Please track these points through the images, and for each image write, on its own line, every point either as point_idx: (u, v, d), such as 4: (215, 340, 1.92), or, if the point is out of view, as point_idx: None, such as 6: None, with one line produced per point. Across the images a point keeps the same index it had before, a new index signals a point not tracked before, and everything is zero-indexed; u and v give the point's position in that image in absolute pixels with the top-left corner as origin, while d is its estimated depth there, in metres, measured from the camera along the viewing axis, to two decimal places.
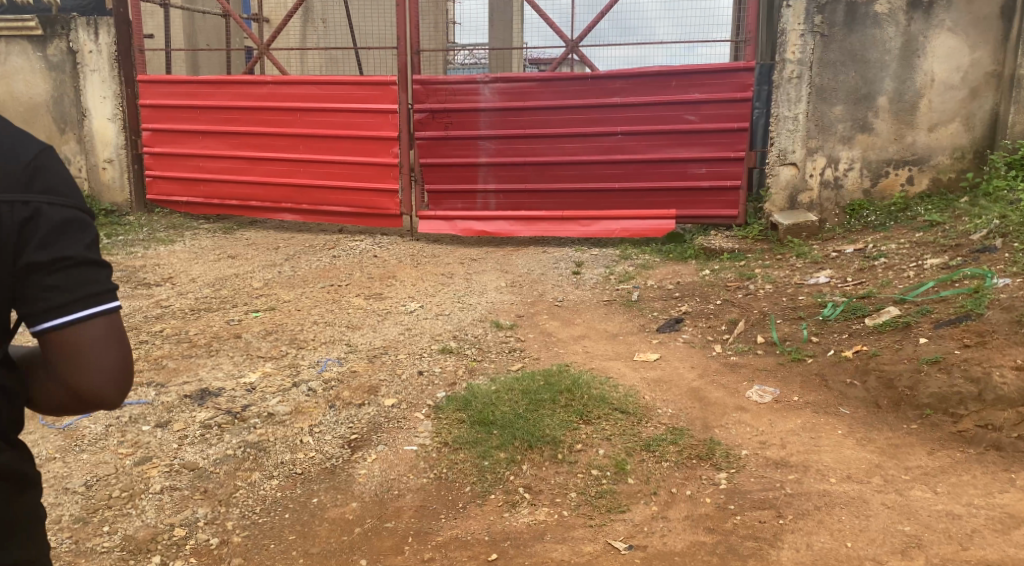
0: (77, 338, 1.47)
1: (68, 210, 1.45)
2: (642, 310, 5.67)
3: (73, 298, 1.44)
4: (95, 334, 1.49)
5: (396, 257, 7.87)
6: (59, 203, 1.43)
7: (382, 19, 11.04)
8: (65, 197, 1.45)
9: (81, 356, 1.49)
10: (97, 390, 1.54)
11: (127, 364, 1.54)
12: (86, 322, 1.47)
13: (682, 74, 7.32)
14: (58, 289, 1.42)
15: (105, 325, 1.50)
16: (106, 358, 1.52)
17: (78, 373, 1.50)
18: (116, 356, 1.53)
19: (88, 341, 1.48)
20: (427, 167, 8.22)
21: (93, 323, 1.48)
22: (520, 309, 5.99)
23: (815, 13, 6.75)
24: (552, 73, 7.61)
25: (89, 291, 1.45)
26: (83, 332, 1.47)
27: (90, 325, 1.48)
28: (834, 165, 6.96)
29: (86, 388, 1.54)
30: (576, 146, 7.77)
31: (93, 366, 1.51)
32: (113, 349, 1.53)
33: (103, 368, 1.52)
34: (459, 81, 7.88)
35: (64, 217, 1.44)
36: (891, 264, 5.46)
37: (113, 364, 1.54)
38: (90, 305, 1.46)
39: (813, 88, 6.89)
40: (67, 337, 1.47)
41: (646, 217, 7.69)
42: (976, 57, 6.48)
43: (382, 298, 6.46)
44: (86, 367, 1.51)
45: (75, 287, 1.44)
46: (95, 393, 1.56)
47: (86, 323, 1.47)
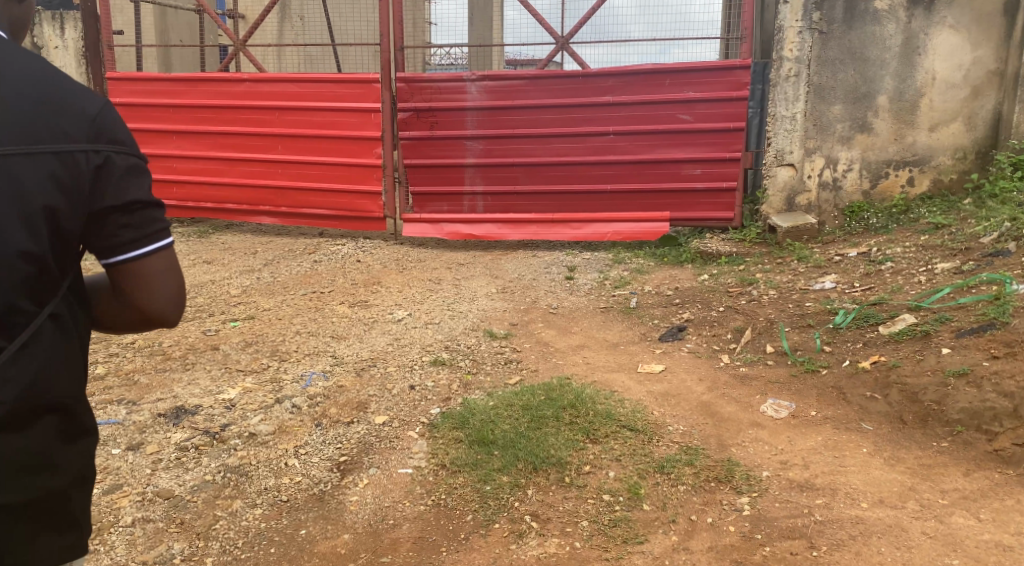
0: (145, 270, 1.54)
1: (131, 156, 1.49)
2: (642, 317, 5.43)
3: (141, 238, 1.51)
4: (159, 267, 1.56)
5: (380, 261, 7.56)
6: (125, 151, 1.47)
7: (361, 15, 10.71)
8: (130, 148, 1.48)
9: (148, 285, 1.56)
10: (157, 316, 1.62)
11: (186, 294, 1.63)
12: (150, 258, 1.54)
13: (676, 72, 7.09)
14: (128, 228, 1.49)
15: (167, 259, 1.57)
16: (168, 288, 1.59)
17: (145, 301, 1.58)
18: (177, 286, 1.61)
19: (154, 272, 1.56)
20: (412, 168, 7.93)
21: (157, 259, 1.55)
22: (514, 317, 5.72)
23: (813, 9, 6.55)
24: (541, 71, 7.35)
25: (153, 228, 1.52)
26: (148, 265, 1.54)
27: (155, 260, 1.55)
28: (833, 166, 6.77)
29: (148, 312, 1.61)
30: (567, 146, 7.52)
31: (157, 294, 1.59)
32: (174, 278, 1.60)
33: (168, 297, 1.59)
34: (445, 79, 7.60)
35: (128, 162, 1.48)
36: (899, 269, 5.27)
37: (172, 291, 1.62)
38: (154, 243, 1.54)
39: (811, 87, 6.69)
40: (134, 270, 1.53)
41: (640, 219, 7.45)
42: (978, 55, 6.34)
43: (368, 305, 6.16)
44: (152, 297, 1.58)
45: (142, 226, 1.50)
46: (151, 319, 1.63)
47: (151, 260, 1.54)
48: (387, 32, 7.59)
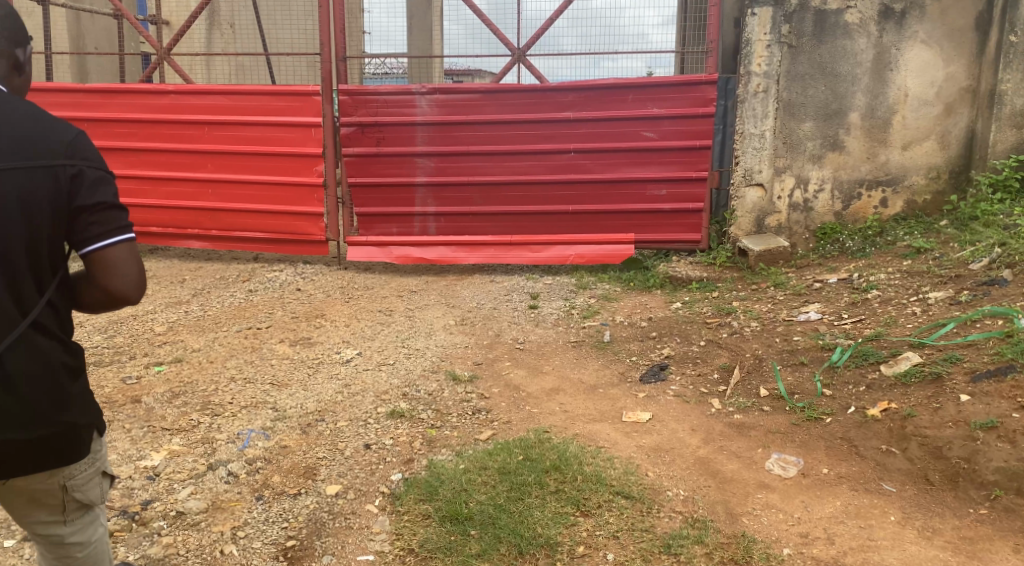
0: (109, 258, 1.97)
1: (98, 170, 1.94)
2: (618, 354, 4.98)
3: (107, 231, 1.95)
4: (122, 254, 1.98)
5: (323, 290, 6.95)
6: (93, 166, 1.93)
7: (295, 22, 10.02)
8: (100, 163, 1.95)
9: (110, 270, 1.98)
10: (122, 298, 2.02)
11: (145, 277, 2.03)
12: (116, 247, 1.97)
13: (639, 87, 6.71)
14: (95, 224, 1.94)
15: (128, 249, 2.00)
16: (128, 272, 2.00)
17: (109, 282, 1.98)
18: (137, 271, 2.02)
19: (117, 260, 1.98)
20: (357, 188, 7.34)
21: (119, 247, 1.98)
22: (476, 355, 5.20)
23: (782, 22, 6.27)
24: (496, 84, 6.89)
25: (115, 225, 1.96)
26: (112, 253, 1.97)
27: (119, 249, 1.98)
28: (803, 186, 6.47)
29: (114, 292, 2.01)
30: (524, 164, 7.07)
31: (119, 278, 1.99)
32: (135, 266, 2.02)
33: (129, 277, 2.00)
34: (392, 92, 7.06)
35: (96, 175, 1.94)
36: (887, 298, 4.96)
37: (135, 278, 2.03)
38: (117, 236, 1.97)
39: (781, 103, 6.40)
40: (101, 258, 1.96)
41: (602, 241, 7.04)
42: (950, 71, 6.09)
43: (311, 344, 5.55)
44: (115, 278, 1.98)
45: (106, 222, 1.95)
46: (117, 301, 2.03)
47: (116, 249, 1.97)
48: (327, 41, 7.02)
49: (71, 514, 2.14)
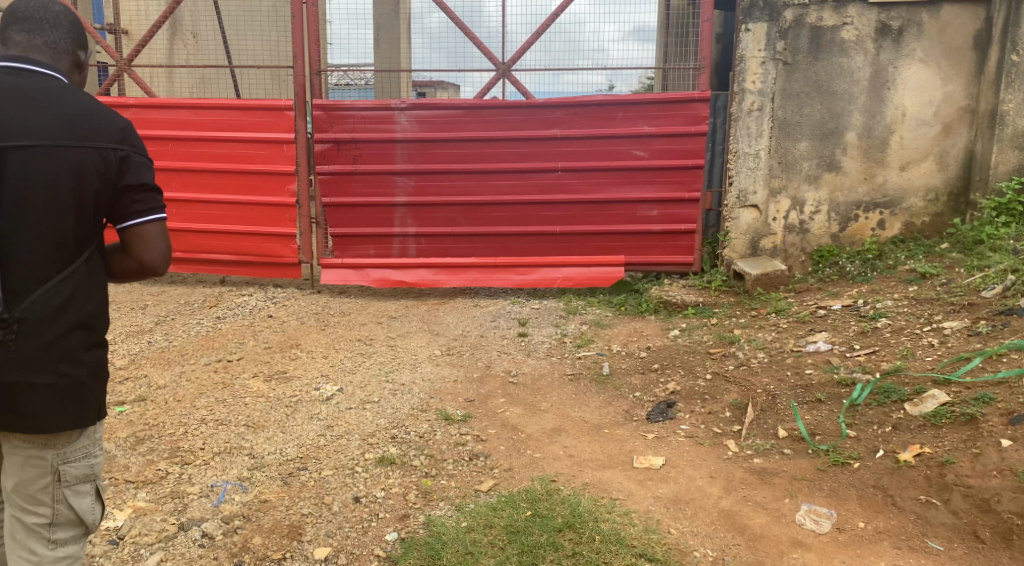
0: (145, 233, 2.25)
1: (143, 155, 2.23)
2: (620, 389, 4.68)
3: (147, 209, 2.24)
4: (155, 231, 2.27)
5: (297, 316, 6.55)
6: (139, 151, 2.21)
7: (262, 33, 9.60)
8: (146, 151, 2.23)
9: (144, 242, 2.26)
10: (151, 269, 2.31)
11: (172, 253, 2.33)
12: (151, 224, 2.26)
13: (630, 104, 6.46)
14: (139, 203, 2.22)
15: (162, 226, 2.29)
16: (160, 247, 2.29)
17: (142, 253, 2.27)
18: (166, 247, 2.31)
19: (152, 235, 2.27)
20: (332, 207, 6.95)
21: (154, 225, 2.26)
22: (467, 391, 4.85)
23: (777, 39, 6.07)
24: (479, 100, 6.58)
25: (154, 206, 2.26)
26: (149, 229, 2.26)
27: (155, 225, 2.27)
28: (799, 207, 6.27)
29: (145, 263, 2.29)
30: (509, 184, 6.77)
31: (151, 250, 2.28)
32: (165, 243, 2.31)
33: (160, 252, 2.29)
34: (369, 107, 6.71)
35: (141, 160, 2.22)
36: (898, 328, 4.74)
37: (164, 253, 2.32)
38: (155, 214, 2.26)
39: (776, 122, 6.20)
40: (139, 232, 2.25)
41: (591, 264, 6.77)
42: (948, 91, 5.95)
43: (287, 379, 5.15)
44: (148, 251, 2.27)
45: (148, 202, 2.24)
46: (145, 271, 2.31)
47: (151, 225, 2.26)
48: (301, 54, 6.71)
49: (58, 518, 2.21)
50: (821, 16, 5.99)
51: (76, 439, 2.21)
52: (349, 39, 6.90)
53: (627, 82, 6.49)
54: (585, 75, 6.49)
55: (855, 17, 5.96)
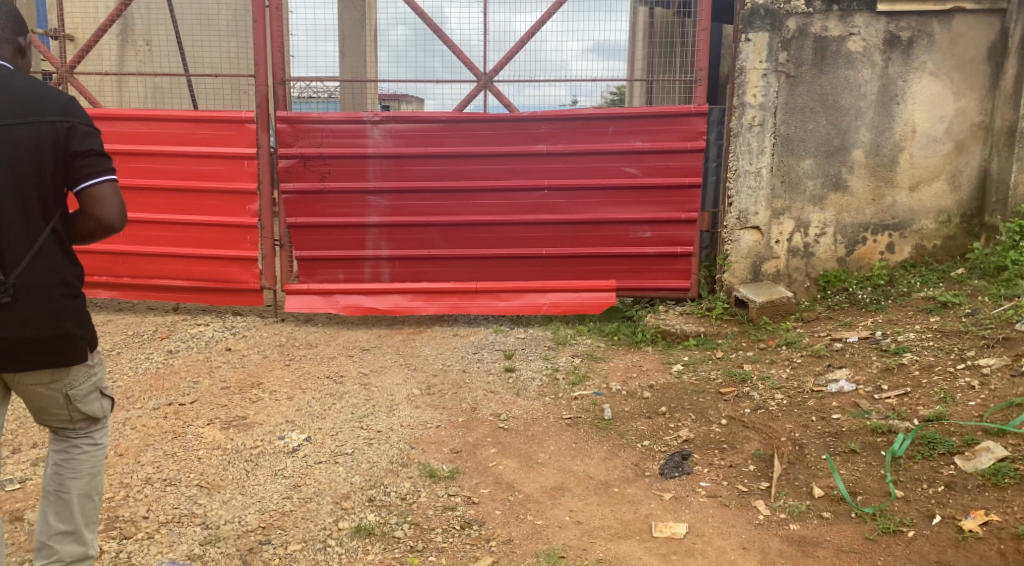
0: (97, 192, 2.53)
1: (87, 124, 2.52)
2: (626, 437, 4.17)
3: (96, 172, 2.52)
4: (108, 190, 2.54)
5: (259, 349, 5.94)
6: (83, 121, 2.51)
7: (219, 41, 8.97)
8: (89, 121, 2.53)
9: (98, 201, 2.53)
10: (109, 226, 2.56)
11: (127, 210, 2.59)
12: (103, 185, 2.54)
13: (621, 118, 6.00)
14: (87, 166, 2.50)
15: (114, 186, 2.56)
16: (113, 205, 2.56)
17: (97, 211, 2.53)
18: (121, 205, 2.57)
19: (105, 194, 2.54)
20: (298, 228, 6.37)
21: (105, 185, 2.54)
22: (452, 439, 4.30)
23: (779, 49, 5.67)
24: (458, 113, 6.09)
25: (101, 168, 2.54)
26: (101, 189, 2.53)
27: (106, 185, 2.54)
28: (804, 229, 5.86)
29: (103, 222, 2.55)
30: (491, 203, 6.26)
31: (107, 209, 2.54)
32: (120, 202, 2.58)
33: (115, 209, 2.55)
34: (338, 120, 6.17)
35: (86, 129, 2.52)
36: (928, 364, 4.31)
37: (120, 211, 2.59)
38: (104, 176, 2.54)
39: (778, 138, 5.78)
40: (91, 193, 2.52)
41: (581, 290, 6.28)
42: (961, 106, 5.59)
43: (247, 427, 4.54)
44: (102, 208, 2.54)
45: (96, 165, 2.52)
46: (105, 230, 2.57)
47: (103, 186, 2.53)
48: (262, 60, 6.16)
49: (78, 422, 2.67)
50: (826, 25, 5.60)
51: (69, 368, 2.60)
52: (313, 52, 6.26)
53: (590, 97, 6.04)
54: (546, 88, 6.04)
55: (862, 27, 5.58)
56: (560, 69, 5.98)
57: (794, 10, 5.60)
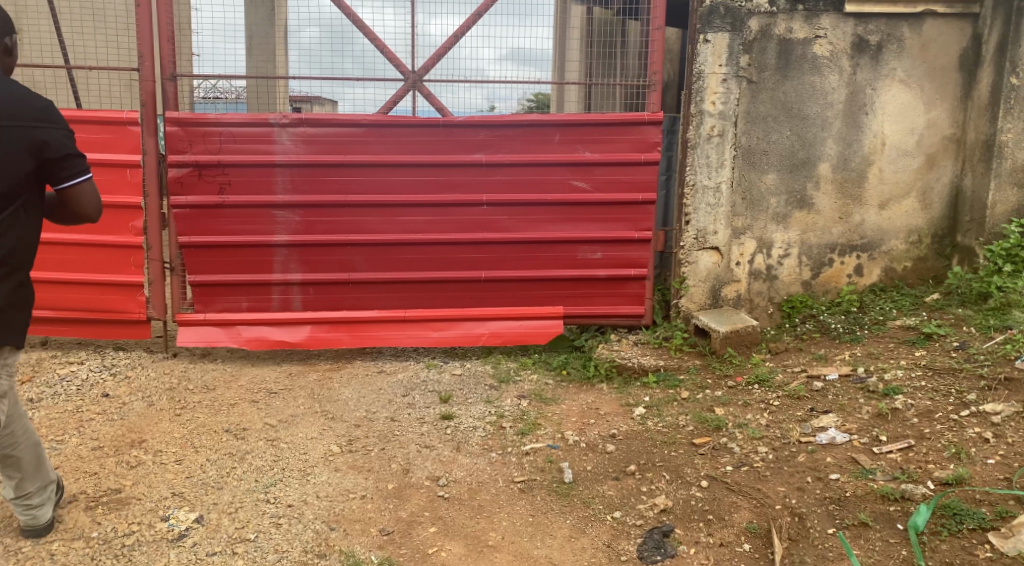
0: (78, 191, 2.98)
1: (64, 131, 2.93)
2: (592, 507, 3.49)
3: (75, 173, 2.96)
4: (86, 189, 3.00)
5: (144, 393, 4.98)
6: (60, 129, 2.91)
7: (105, 32, 7.90)
8: (64, 126, 2.93)
9: (78, 198, 3.00)
10: (88, 217, 3.07)
11: (101, 202, 3.07)
12: (81, 183, 2.98)
13: (568, 125, 5.36)
14: (68, 170, 2.94)
15: (90, 183, 3.01)
16: (90, 199, 3.02)
17: (79, 207, 3.01)
18: (96, 198, 3.04)
19: (84, 192, 3.00)
20: (192, 249, 5.45)
21: (84, 184, 2.99)
22: (382, 515, 3.52)
23: (741, 52, 5.12)
24: (383, 117, 5.33)
25: (79, 170, 2.97)
26: (81, 189, 2.99)
27: (84, 184, 2.99)
28: (766, 250, 5.34)
29: (82, 214, 3.04)
30: (420, 219, 5.51)
31: (86, 204, 3.02)
32: (94, 197, 3.04)
33: (93, 203, 3.03)
34: (240, 123, 5.31)
35: (63, 135, 2.92)
36: (926, 410, 3.80)
37: (94, 203, 3.06)
38: (82, 175, 2.98)
39: (739, 149, 5.24)
40: (73, 192, 2.97)
41: (523, 317, 5.59)
42: (932, 117, 5.18)
43: (120, 505, 3.62)
44: (82, 204, 3.01)
45: (74, 168, 2.95)
46: (83, 217, 3.07)
47: (81, 184, 2.98)
48: (148, 50, 5.21)
49: None
50: (791, 27, 5.10)
51: None
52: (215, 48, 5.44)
53: (506, 102, 5.53)
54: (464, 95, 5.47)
55: (829, 29, 5.10)
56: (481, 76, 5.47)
57: (756, 9, 5.07)
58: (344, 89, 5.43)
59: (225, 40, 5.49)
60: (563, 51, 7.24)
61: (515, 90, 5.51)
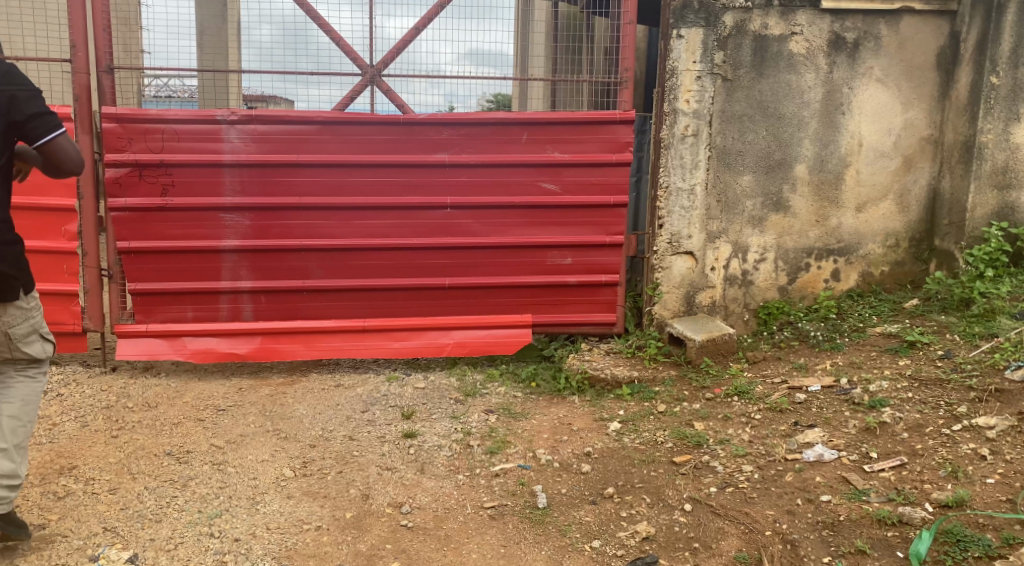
0: (58, 145, 3.00)
1: (28, 91, 2.97)
2: (568, 535, 3.23)
3: (48, 128, 2.99)
4: (65, 142, 3.03)
5: (78, 413, 4.58)
6: (23, 90, 2.96)
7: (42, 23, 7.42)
8: (29, 87, 2.97)
9: (60, 153, 3.02)
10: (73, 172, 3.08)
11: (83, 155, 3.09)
12: (59, 137, 3.01)
13: (537, 125, 5.11)
14: (40, 127, 2.97)
15: (67, 137, 3.04)
16: (71, 151, 3.04)
17: (64, 162, 3.03)
18: (77, 151, 3.07)
19: (64, 145, 3.02)
20: (133, 255, 5.07)
21: (62, 138, 3.02)
22: (338, 549, 3.22)
23: (715, 49, 4.92)
24: (340, 114, 5.02)
25: (51, 124, 2.99)
26: (61, 143, 3.01)
27: (62, 137, 3.02)
28: (741, 254, 5.14)
29: (67, 169, 3.06)
30: (380, 223, 5.20)
31: (68, 158, 3.04)
32: (75, 150, 3.07)
33: (75, 155, 3.05)
34: (184, 120, 4.95)
35: (28, 95, 2.97)
36: (915, 424, 3.62)
37: (76, 157, 3.08)
38: (56, 130, 3.01)
39: (713, 150, 5.03)
40: (53, 147, 3.00)
41: (490, 326, 5.31)
42: (909, 118, 5.04)
43: (43, 544, 3.25)
44: (65, 158, 3.03)
45: (46, 124, 2.98)
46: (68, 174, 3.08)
47: (59, 138, 3.01)
48: (82, 40, 4.82)
49: None
50: (766, 23, 4.90)
51: None
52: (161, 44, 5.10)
53: (467, 104, 5.23)
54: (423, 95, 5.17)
55: (805, 26, 4.92)
56: (446, 70, 5.20)
57: (731, 4, 4.87)
58: (298, 86, 5.11)
59: (180, 36, 5.16)
60: (527, 47, 6.97)
61: (475, 86, 5.23)
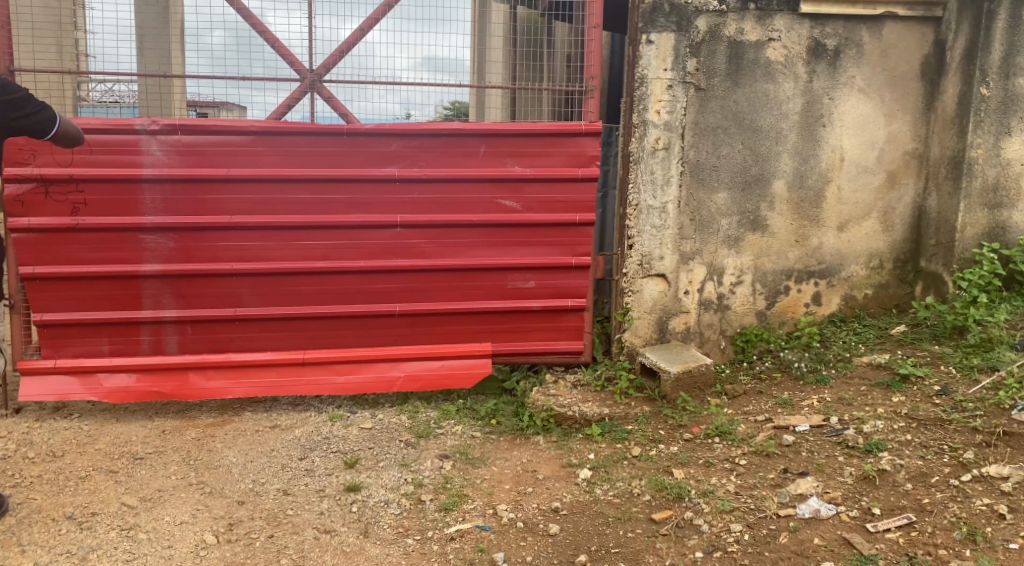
0: (66, 129, 3.65)
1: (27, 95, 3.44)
2: None
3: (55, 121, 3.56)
4: (68, 127, 3.66)
5: None
6: (26, 95, 3.44)
7: None
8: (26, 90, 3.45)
9: (66, 135, 3.66)
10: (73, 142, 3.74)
11: (79, 130, 3.75)
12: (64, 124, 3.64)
13: (495, 136, 4.68)
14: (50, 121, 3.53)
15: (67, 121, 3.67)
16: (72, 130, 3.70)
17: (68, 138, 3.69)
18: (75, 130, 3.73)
19: (67, 127, 3.66)
20: (39, 281, 4.51)
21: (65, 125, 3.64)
22: None
23: (687, 55, 4.54)
24: (276, 124, 4.52)
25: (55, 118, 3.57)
26: (66, 128, 3.65)
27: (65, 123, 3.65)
28: (717, 277, 4.76)
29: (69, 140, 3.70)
30: (321, 244, 4.69)
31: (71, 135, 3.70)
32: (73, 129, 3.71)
33: (75, 131, 3.71)
34: (96, 130, 4.42)
35: (30, 99, 3.45)
36: (918, 473, 3.24)
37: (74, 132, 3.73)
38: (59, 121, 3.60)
39: (686, 165, 4.64)
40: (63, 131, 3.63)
41: (445, 356, 4.84)
42: (893, 130, 4.72)
43: None
44: (69, 135, 3.68)
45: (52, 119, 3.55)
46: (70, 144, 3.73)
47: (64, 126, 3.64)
48: None
49: None
50: (742, 27, 4.54)
51: None
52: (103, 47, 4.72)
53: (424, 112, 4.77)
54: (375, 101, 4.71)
55: (783, 32, 4.56)
56: (395, 74, 4.71)
57: (704, 7, 4.49)
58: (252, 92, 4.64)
59: (119, 39, 4.76)
60: (484, 52, 6.51)
61: (426, 93, 4.74)
